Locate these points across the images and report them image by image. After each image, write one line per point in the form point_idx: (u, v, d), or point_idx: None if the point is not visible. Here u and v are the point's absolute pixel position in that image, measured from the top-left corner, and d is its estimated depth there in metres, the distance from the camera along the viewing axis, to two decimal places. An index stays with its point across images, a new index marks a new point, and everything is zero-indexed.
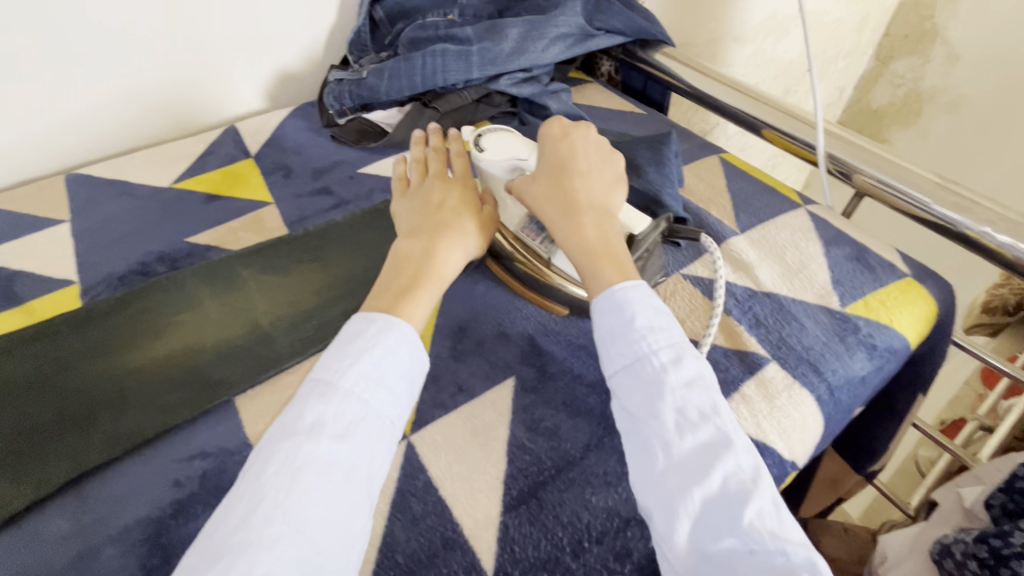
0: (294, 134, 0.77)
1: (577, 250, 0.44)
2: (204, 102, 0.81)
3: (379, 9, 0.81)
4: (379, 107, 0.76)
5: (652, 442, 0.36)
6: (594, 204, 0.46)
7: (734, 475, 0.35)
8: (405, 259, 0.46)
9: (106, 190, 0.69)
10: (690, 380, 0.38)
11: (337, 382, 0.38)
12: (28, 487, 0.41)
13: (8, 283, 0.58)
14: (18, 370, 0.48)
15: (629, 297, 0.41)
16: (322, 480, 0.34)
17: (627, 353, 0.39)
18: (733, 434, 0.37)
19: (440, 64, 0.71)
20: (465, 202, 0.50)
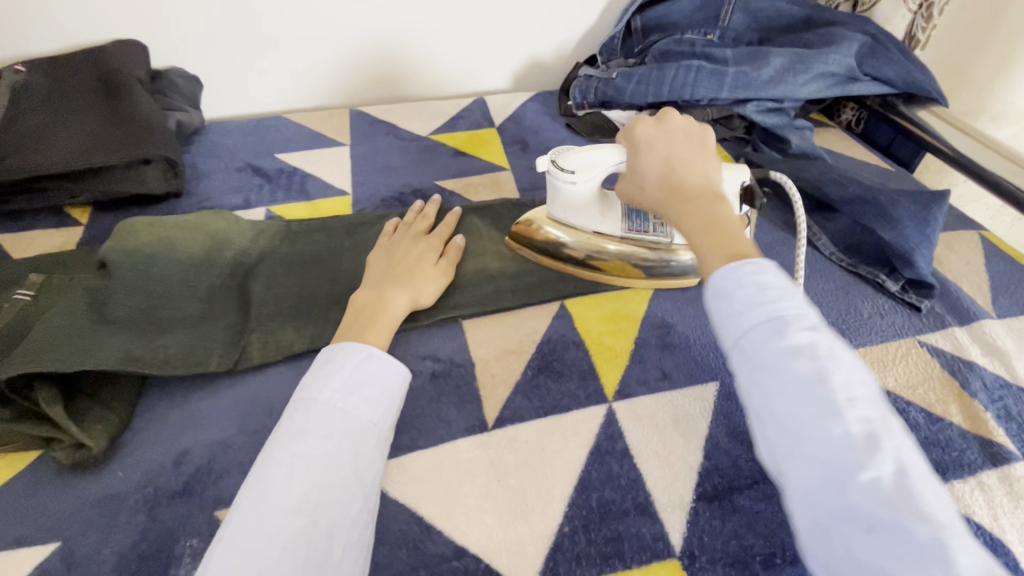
0: (534, 115, 0.85)
1: (687, 229, 0.42)
2: (464, 72, 0.92)
3: (639, 19, 0.86)
4: (618, 106, 0.79)
5: (759, 415, 0.33)
6: (702, 187, 0.44)
7: (847, 445, 0.29)
8: (357, 306, 0.49)
9: (377, 128, 0.82)
10: (795, 346, 0.32)
11: (314, 397, 0.40)
12: (306, 337, 0.51)
13: (302, 182, 0.72)
14: (304, 248, 0.60)
15: (733, 272, 0.36)
16: (314, 473, 0.36)
17: (728, 327, 0.35)
18: (843, 398, 0.30)
19: (692, 78, 0.73)
20: (421, 258, 0.54)
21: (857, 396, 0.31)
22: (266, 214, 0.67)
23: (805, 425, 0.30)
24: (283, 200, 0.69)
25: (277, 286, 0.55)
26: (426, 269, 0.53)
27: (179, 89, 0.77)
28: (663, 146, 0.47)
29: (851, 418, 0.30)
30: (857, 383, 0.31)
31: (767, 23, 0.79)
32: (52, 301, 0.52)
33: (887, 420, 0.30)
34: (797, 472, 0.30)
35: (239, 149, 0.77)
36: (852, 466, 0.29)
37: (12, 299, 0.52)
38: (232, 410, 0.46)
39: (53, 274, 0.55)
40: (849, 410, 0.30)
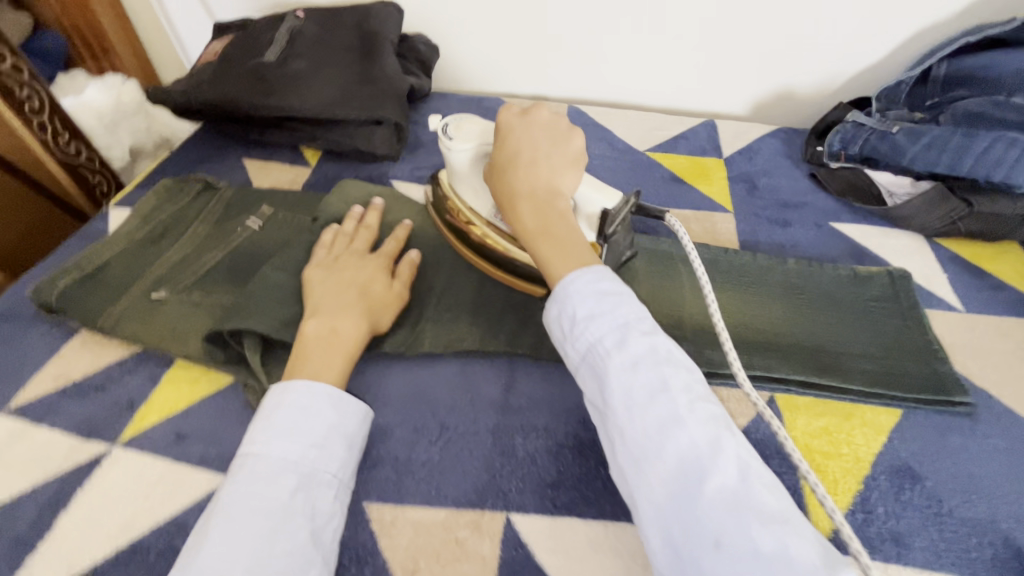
0: (770, 152, 0.73)
1: (528, 234, 0.40)
2: (698, 88, 0.83)
3: (943, 66, 0.69)
4: (889, 168, 0.65)
5: (620, 446, 0.33)
6: (542, 189, 0.41)
7: (694, 457, 0.30)
8: (307, 343, 0.43)
9: (592, 131, 0.77)
10: (636, 360, 0.33)
11: (259, 454, 0.36)
12: (478, 342, 0.48)
13: None
14: None
15: (581, 284, 0.36)
16: (260, 540, 0.33)
17: (576, 347, 0.36)
18: (682, 408, 0.32)
19: (1014, 157, 0.56)
20: (376, 283, 0.48)
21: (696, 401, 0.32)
22: None
23: (651, 439, 0.31)
24: None
25: (459, 276, 0.52)
26: (386, 298, 0.47)
27: (419, 54, 0.79)
28: (521, 138, 0.43)
29: (693, 425, 0.31)
30: (695, 384, 0.33)
31: None
32: (273, 239, 0.56)
33: (721, 420, 0.32)
34: (647, 491, 0.31)
35: None
36: (700, 472, 0.30)
37: (243, 225, 0.57)
38: (399, 399, 0.45)
39: (279, 211, 0.59)
40: (685, 417, 0.31)
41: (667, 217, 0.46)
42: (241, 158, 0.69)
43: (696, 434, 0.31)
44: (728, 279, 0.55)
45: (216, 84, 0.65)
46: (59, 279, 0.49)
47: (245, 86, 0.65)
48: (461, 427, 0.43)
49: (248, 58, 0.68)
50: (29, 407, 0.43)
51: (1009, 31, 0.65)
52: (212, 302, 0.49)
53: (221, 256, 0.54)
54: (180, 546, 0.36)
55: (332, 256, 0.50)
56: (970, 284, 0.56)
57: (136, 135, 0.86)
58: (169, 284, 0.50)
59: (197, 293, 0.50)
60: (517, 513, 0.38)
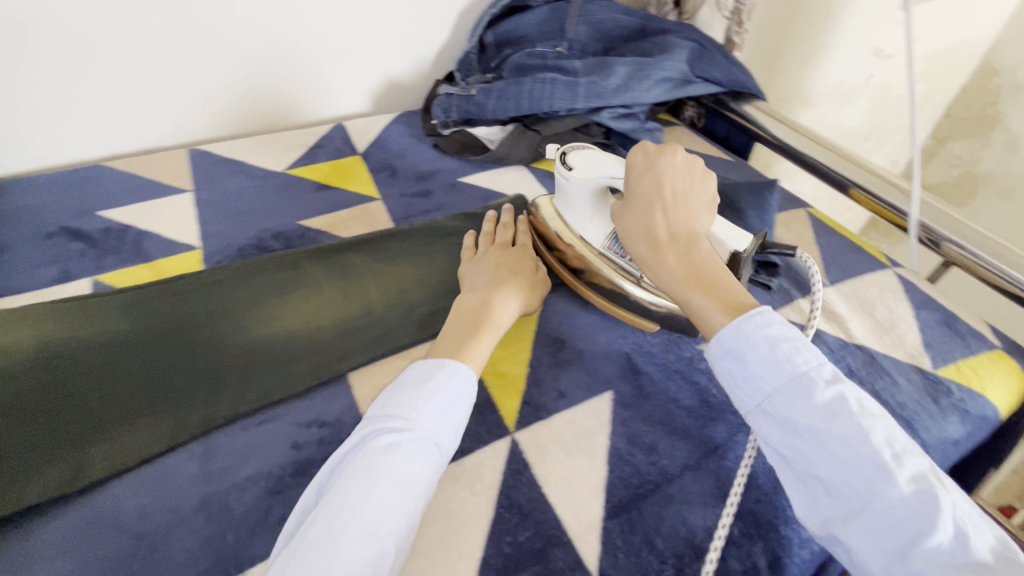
0: (399, 137, 0.82)
1: (674, 286, 0.43)
2: (317, 100, 0.86)
3: (490, 34, 0.87)
4: (482, 123, 0.79)
5: (803, 477, 0.37)
6: (679, 236, 0.44)
7: (899, 505, 0.33)
8: (466, 308, 0.49)
9: (225, 169, 0.74)
10: (830, 412, 0.35)
11: (411, 417, 0.40)
12: (162, 432, 0.44)
13: (136, 241, 0.62)
14: (152, 321, 0.52)
15: (743, 334, 0.38)
16: (385, 494, 0.36)
17: (749, 394, 0.38)
18: (890, 463, 0.34)
19: (549, 91, 0.75)
20: (522, 269, 0.54)
21: (901, 454, 0.34)
22: (92, 285, 0.57)
23: (854, 489, 0.34)
24: (114, 266, 0.59)
25: (119, 380, 0.47)
26: (528, 275, 0.54)
27: None
28: (648, 183, 0.46)
29: (901, 481, 0.33)
30: (895, 438, 0.35)
31: (608, 33, 0.84)
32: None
33: (927, 473, 0.34)
34: (844, 523, 0.35)
35: (48, 213, 0.65)
36: (912, 528, 0.32)
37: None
38: (73, 537, 0.38)
39: None
40: (893, 470, 0.33)
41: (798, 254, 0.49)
42: None
43: (903, 485, 0.33)
44: (395, 252, 0.61)
45: None
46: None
47: None
48: (162, 522, 0.39)
49: None
50: None
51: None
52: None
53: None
54: None
55: (482, 252, 0.57)
56: None
57: None
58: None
59: None
60: None
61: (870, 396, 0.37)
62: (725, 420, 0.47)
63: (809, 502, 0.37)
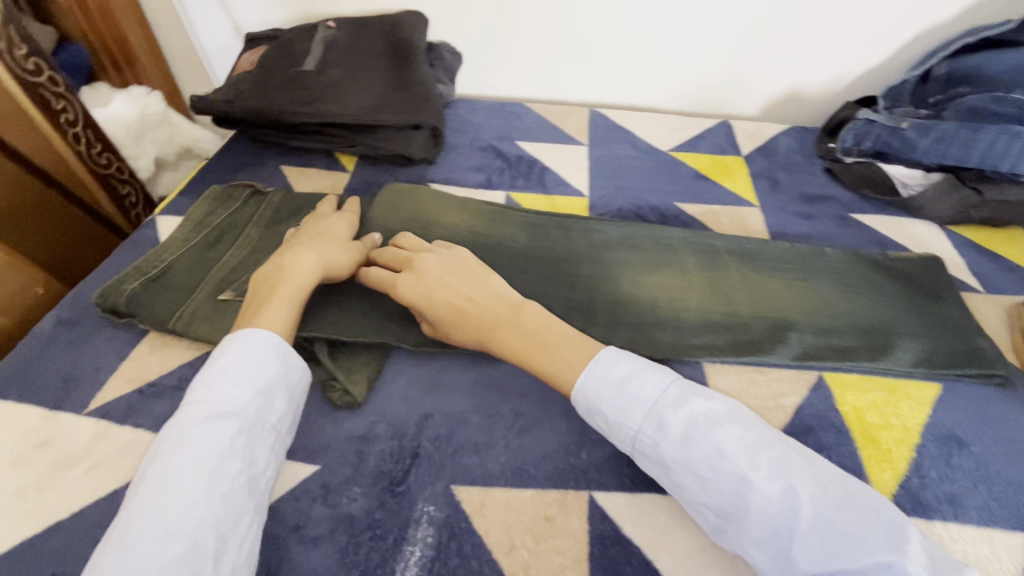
0: (788, 150, 0.77)
1: (514, 357, 0.43)
2: (711, 92, 0.87)
3: (944, 66, 0.74)
4: (899, 162, 0.69)
5: (698, 507, 0.36)
6: (472, 298, 0.45)
7: (755, 499, 0.34)
8: (258, 281, 0.46)
9: (616, 134, 0.80)
10: (633, 403, 0.38)
11: (211, 397, 0.38)
12: None
13: (540, 174, 0.72)
14: (548, 246, 0.59)
15: (593, 387, 0.40)
16: (185, 473, 0.34)
17: (622, 439, 0.39)
18: (723, 446, 0.35)
19: (1019, 149, 0.61)
20: (319, 232, 0.52)
21: (682, 404, 0.38)
22: (505, 198, 0.68)
23: (731, 498, 0.35)
24: (522, 188, 0.70)
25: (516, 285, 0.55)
26: (314, 235, 0.51)
27: (445, 62, 0.81)
28: (336, 251, 0.49)
29: (717, 438, 0.36)
30: (661, 389, 0.39)
31: None
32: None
33: (712, 416, 0.37)
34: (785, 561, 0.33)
35: (484, 130, 0.80)
36: (784, 522, 0.33)
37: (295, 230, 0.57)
38: (471, 388, 0.46)
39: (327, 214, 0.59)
40: (728, 454, 0.35)
41: None
42: (279, 166, 0.71)
43: (768, 487, 0.34)
44: (773, 266, 0.58)
45: (260, 93, 0.68)
46: (127, 284, 0.50)
47: (286, 96, 0.67)
48: (534, 411, 0.45)
49: (287, 68, 0.70)
50: (107, 409, 0.45)
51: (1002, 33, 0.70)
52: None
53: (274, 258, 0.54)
54: (279, 533, 0.38)
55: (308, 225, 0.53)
56: (988, 265, 0.60)
57: (161, 145, 0.84)
58: (232, 286, 0.51)
59: None
60: (599, 490, 0.40)
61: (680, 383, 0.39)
62: None
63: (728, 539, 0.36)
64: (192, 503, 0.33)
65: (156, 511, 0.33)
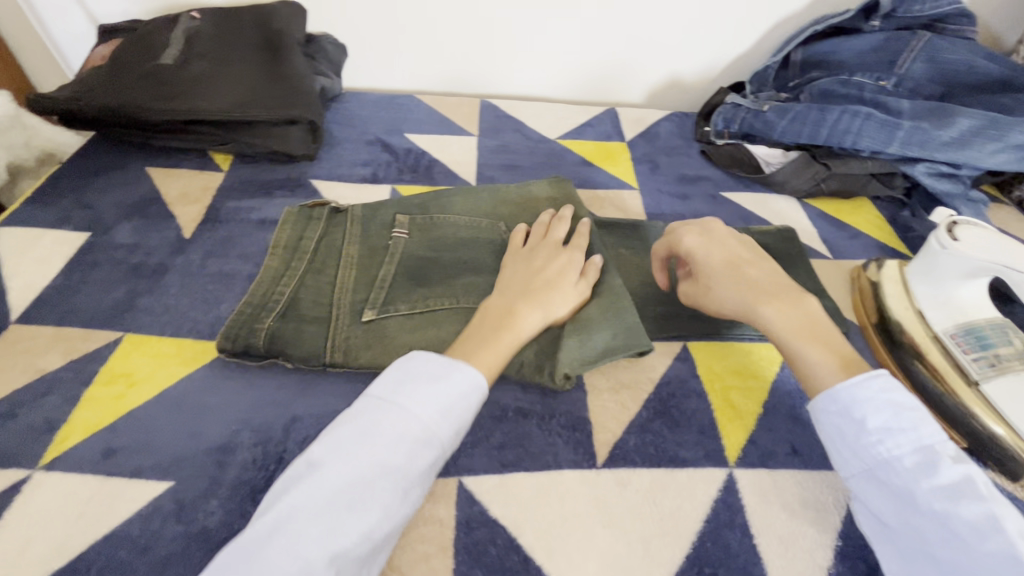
0: (667, 135, 0.81)
1: (784, 334, 0.43)
2: (597, 81, 0.89)
3: (800, 53, 0.80)
4: (763, 142, 0.74)
5: (908, 552, 0.34)
6: (784, 291, 0.45)
7: (983, 560, 0.32)
8: (486, 311, 0.45)
9: (506, 124, 0.81)
10: (953, 493, 0.34)
11: (414, 403, 0.38)
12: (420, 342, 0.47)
13: (428, 167, 0.72)
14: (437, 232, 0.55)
15: (864, 393, 0.38)
16: (371, 490, 0.34)
17: (861, 458, 0.37)
18: (1004, 525, 0.32)
19: (857, 126, 0.67)
20: (564, 272, 0.47)
21: (970, 479, 0.34)
22: (391, 191, 0.67)
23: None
24: (409, 181, 0.69)
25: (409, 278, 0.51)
26: (544, 268, 0.47)
27: (328, 54, 0.78)
28: (737, 276, 0.46)
29: (974, 508, 0.33)
30: (1002, 501, 0.34)
31: (954, 77, 0.71)
32: (423, 251, 0.53)
33: (1015, 527, 0.32)
34: None
35: (372, 123, 0.78)
36: None
37: (389, 238, 0.54)
38: (342, 386, 0.46)
39: (411, 216, 0.56)
40: (1018, 550, 0.31)
41: None
42: (143, 168, 0.66)
43: None
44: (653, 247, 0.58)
45: (110, 88, 0.63)
46: (258, 325, 0.46)
47: (145, 92, 0.63)
48: None
49: (144, 61, 0.65)
50: None
51: (846, 20, 0.76)
52: (421, 310, 0.48)
53: (307, 258, 0.52)
54: (124, 558, 0.36)
55: (532, 247, 0.50)
56: (836, 233, 0.66)
57: (11, 150, 0.75)
58: (365, 306, 0.48)
59: (284, 288, 0.49)
60: (467, 474, 0.41)
61: (993, 485, 0.35)
62: None
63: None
64: (356, 504, 0.33)
65: (338, 516, 0.33)
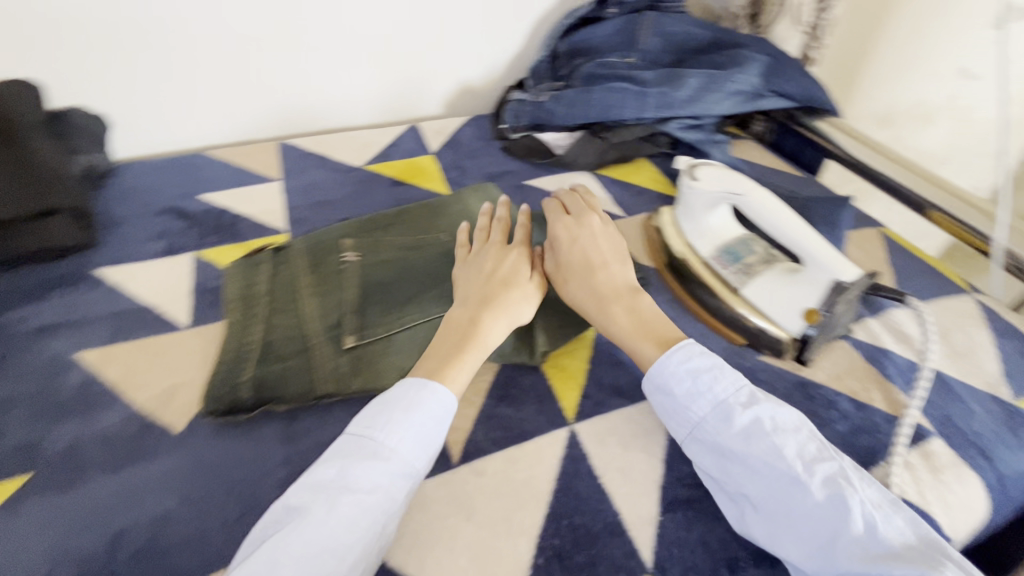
0: (469, 140, 0.85)
1: (622, 336, 0.48)
2: (394, 102, 0.92)
3: (562, 44, 0.89)
4: (551, 129, 0.82)
5: (735, 497, 0.40)
6: (623, 292, 0.49)
7: (801, 495, 0.37)
8: (453, 324, 0.47)
9: (310, 161, 0.80)
10: (747, 434, 0.40)
11: (375, 441, 0.40)
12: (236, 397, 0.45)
13: (232, 223, 0.68)
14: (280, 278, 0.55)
15: (671, 366, 0.44)
16: (345, 529, 0.36)
17: (683, 423, 0.43)
18: (788, 457, 0.39)
19: (617, 100, 0.77)
20: (515, 275, 0.50)
21: (775, 423, 0.41)
22: (194, 259, 0.63)
23: (783, 504, 0.38)
24: (213, 243, 0.65)
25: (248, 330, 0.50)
26: (512, 270, 0.50)
27: (82, 128, 0.70)
28: (597, 295, 0.49)
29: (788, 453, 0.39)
30: (795, 435, 0.40)
31: (680, 45, 0.85)
32: (383, 270, 0.56)
33: (827, 466, 0.39)
34: (799, 547, 0.37)
35: (158, 192, 0.72)
36: (830, 527, 0.36)
37: (342, 262, 0.57)
38: (171, 479, 0.42)
39: (360, 240, 0.59)
40: (805, 479, 0.38)
41: (910, 299, 0.48)
42: None
43: (821, 495, 0.37)
44: None
45: None
46: (241, 376, 0.46)
47: None
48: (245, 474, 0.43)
49: None
50: None
51: (589, 12, 0.87)
52: (390, 330, 0.51)
53: (267, 304, 0.52)
54: None
55: (478, 251, 0.53)
56: (626, 195, 0.75)
57: None
58: (344, 331, 0.50)
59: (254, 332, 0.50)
60: None
61: (782, 415, 0.42)
62: None
63: (743, 523, 0.39)
64: (345, 547, 0.35)
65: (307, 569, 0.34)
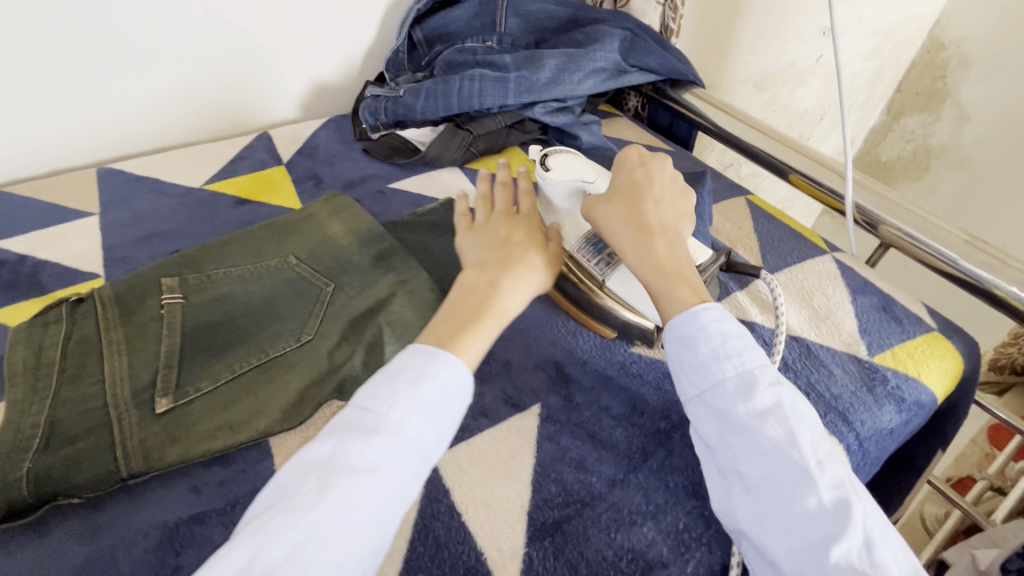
0: (326, 144, 0.78)
1: (652, 277, 0.44)
2: (238, 109, 0.82)
3: (418, 31, 0.83)
4: (413, 125, 0.76)
5: (725, 468, 0.38)
6: (665, 228, 0.46)
7: (792, 483, 0.35)
8: (469, 290, 0.44)
9: (136, 187, 0.69)
10: (763, 412, 0.37)
11: (376, 434, 0.35)
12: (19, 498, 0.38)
13: (33, 274, 0.58)
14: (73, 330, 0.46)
15: (701, 322, 0.40)
16: (324, 541, 0.31)
17: (694, 383, 0.40)
18: (805, 447, 0.36)
19: (477, 88, 0.72)
20: (531, 241, 0.48)
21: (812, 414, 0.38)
22: None
23: (773, 488, 0.35)
24: (6, 301, 0.55)
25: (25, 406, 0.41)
26: (513, 236, 0.48)
27: None
28: (632, 218, 0.46)
29: (791, 439, 0.36)
30: (814, 427, 0.37)
31: (540, 24, 0.82)
32: (210, 307, 0.49)
33: (829, 456, 0.36)
34: (766, 530, 0.35)
35: None
36: (810, 518, 0.34)
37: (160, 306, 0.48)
38: None
39: (181, 274, 0.50)
40: (814, 471, 0.35)
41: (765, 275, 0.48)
42: None
43: (823, 489, 0.35)
44: (325, 259, 0.54)
45: None
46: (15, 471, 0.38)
47: None
48: None
49: None
50: None
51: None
52: (222, 381, 0.44)
53: (54, 371, 0.43)
54: None
55: (484, 220, 0.51)
56: None
57: None
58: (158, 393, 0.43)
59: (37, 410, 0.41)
60: None
61: (807, 406, 0.39)
62: (654, 424, 0.46)
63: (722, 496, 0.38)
64: (336, 533, 0.32)
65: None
